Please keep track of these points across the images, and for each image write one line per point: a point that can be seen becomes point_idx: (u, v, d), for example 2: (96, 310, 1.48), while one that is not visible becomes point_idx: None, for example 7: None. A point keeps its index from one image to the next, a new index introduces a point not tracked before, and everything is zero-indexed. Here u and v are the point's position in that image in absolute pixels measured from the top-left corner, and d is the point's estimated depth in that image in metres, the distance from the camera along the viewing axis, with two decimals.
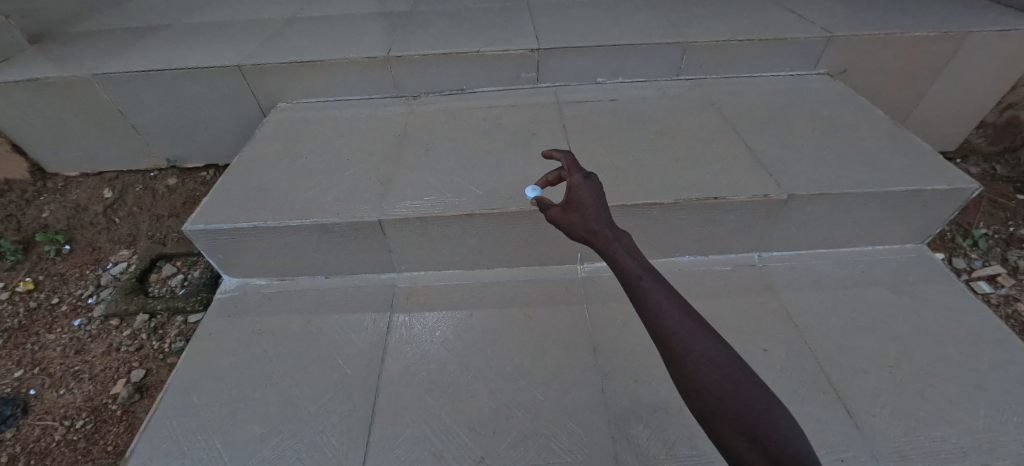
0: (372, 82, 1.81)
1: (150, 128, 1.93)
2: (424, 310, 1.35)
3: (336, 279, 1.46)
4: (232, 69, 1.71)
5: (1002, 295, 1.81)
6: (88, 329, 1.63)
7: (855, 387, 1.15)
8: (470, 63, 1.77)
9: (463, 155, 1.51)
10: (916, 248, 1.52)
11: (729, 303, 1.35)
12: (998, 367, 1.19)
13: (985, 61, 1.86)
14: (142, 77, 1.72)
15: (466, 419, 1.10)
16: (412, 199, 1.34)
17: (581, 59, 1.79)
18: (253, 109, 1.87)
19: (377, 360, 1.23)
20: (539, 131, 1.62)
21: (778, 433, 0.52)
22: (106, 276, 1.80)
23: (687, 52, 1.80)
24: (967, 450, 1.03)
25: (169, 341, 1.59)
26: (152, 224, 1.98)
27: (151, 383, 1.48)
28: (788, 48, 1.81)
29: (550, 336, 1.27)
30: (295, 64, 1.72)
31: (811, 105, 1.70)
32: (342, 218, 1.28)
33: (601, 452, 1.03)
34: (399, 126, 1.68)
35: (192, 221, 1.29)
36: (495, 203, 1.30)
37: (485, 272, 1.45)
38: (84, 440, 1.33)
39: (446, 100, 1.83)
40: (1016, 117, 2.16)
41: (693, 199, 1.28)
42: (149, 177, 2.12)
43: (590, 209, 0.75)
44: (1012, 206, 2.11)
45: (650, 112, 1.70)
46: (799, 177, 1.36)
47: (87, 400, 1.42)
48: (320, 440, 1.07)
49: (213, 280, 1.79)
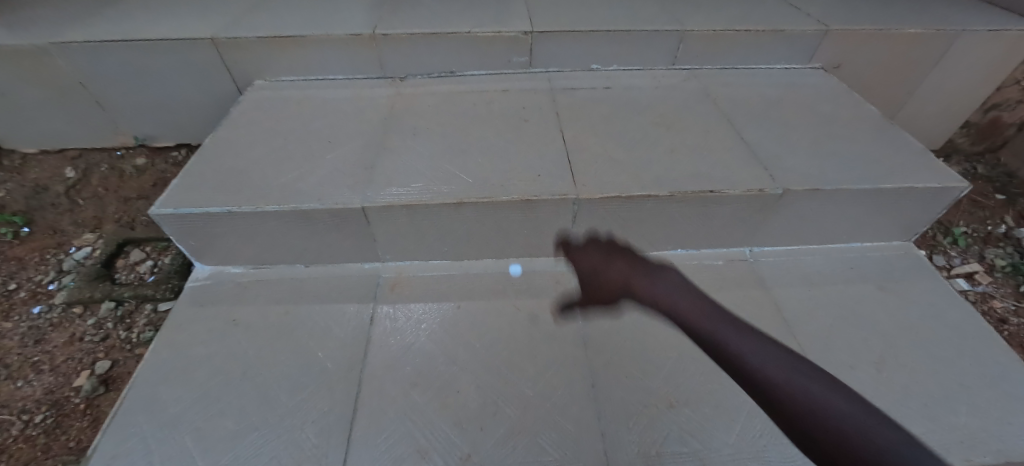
0: (357, 62, 1.72)
1: (116, 103, 1.80)
2: (409, 301, 1.30)
3: (316, 267, 1.39)
4: (206, 42, 1.59)
5: (979, 292, 1.85)
6: (49, 317, 1.54)
7: (842, 383, 1.15)
8: (461, 44, 1.70)
9: (452, 141, 1.45)
10: (903, 245, 1.53)
11: (721, 298, 1.33)
12: (981, 365, 1.20)
13: (975, 60, 1.88)
14: (107, 47, 1.59)
15: (451, 414, 1.06)
16: (398, 185, 1.28)
17: (576, 45, 1.74)
18: (228, 87, 1.76)
19: (359, 353, 1.18)
20: (532, 118, 1.56)
21: (834, 413, 0.65)
22: (69, 261, 1.70)
23: (683, 41, 1.76)
24: (949, 446, 1.04)
25: (138, 331, 1.51)
26: (120, 207, 1.86)
27: (118, 375, 1.40)
28: (784, 40, 1.79)
29: (540, 330, 1.23)
30: (274, 39, 1.61)
31: (806, 100, 1.69)
32: (323, 204, 1.21)
33: (591, 449, 1.01)
34: (384, 108, 1.61)
35: (160, 205, 1.20)
36: (486, 191, 1.25)
37: (474, 263, 1.41)
38: (44, 436, 1.25)
39: (435, 82, 1.76)
40: (997, 118, 2.20)
41: (689, 192, 1.26)
42: (115, 156, 1.99)
43: (622, 269, 0.94)
44: (990, 205, 2.16)
45: (645, 101, 1.65)
46: (795, 172, 1.34)
47: (48, 393, 1.34)
48: (298, 437, 1.02)
49: (184, 267, 1.70)
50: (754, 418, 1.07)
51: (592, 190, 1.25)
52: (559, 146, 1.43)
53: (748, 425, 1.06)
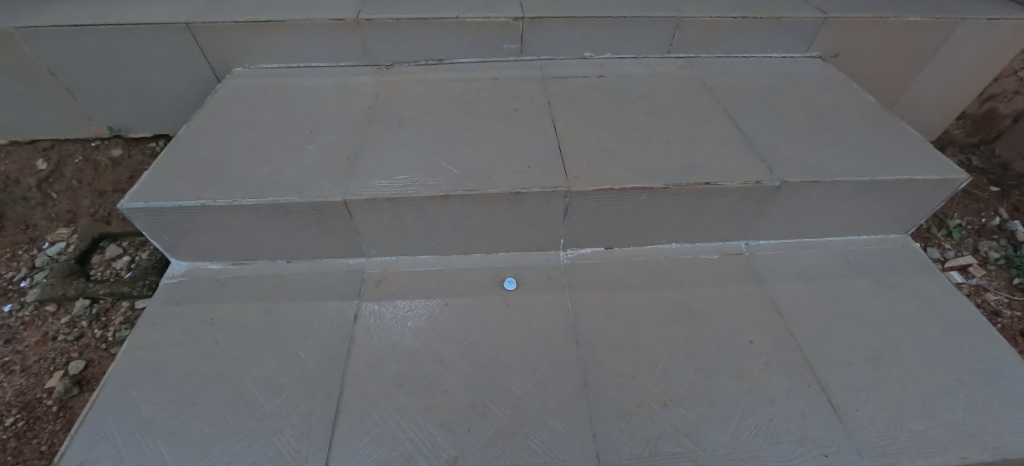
0: (341, 48, 1.65)
1: (86, 92, 1.70)
2: (395, 298, 1.26)
3: (298, 263, 1.34)
4: (180, 27, 1.51)
5: (973, 284, 1.84)
6: (20, 315, 1.48)
7: (839, 380, 1.12)
8: (449, 30, 1.63)
9: (439, 132, 1.39)
10: (900, 238, 1.51)
11: (716, 293, 1.30)
12: (978, 360, 1.18)
13: (974, 50, 1.84)
14: (72, 32, 1.50)
15: (438, 416, 1.03)
16: (382, 177, 1.22)
17: (569, 31, 1.68)
18: (205, 74, 1.68)
19: (343, 353, 1.13)
20: (523, 107, 1.51)
21: None
22: (42, 257, 1.66)
23: (679, 27, 1.70)
24: (947, 444, 1.02)
25: (113, 329, 1.45)
26: (95, 201, 1.81)
27: (93, 376, 1.34)
28: (782, 28, 1.74)
29: (530, 327, 1.20)
30: (252, 23, 1.54)
31: (804, 89, 1.65)
32: (303, 197, 1.16)
33: (582, 450, 0.97)
34: (369, 96, 1.55)
35: (129, 198, 1.14)
36: (474, 183, 1.20)
37: (462, 257, 1.36)
38: (14, 440, 1.20)
39: (422, 70, 1.70)
40: (994, 109, 2.19)
41: (684, 184, 1.22)
42: (89, 147, 1.87)
43: None
44: (984, 197, 2.15)
45: (639, 90, 1.61)
46: (793, 163, 1.31)
47: (19, 395, 1.29)
48: (277, 441, 0.98)
49: (163, 263, 1.64)
50: (749, 417, 1.04)
51: (585, 182, 1.21)
52: (550, 137, 1.38)
53: (743, 424, 1.03)
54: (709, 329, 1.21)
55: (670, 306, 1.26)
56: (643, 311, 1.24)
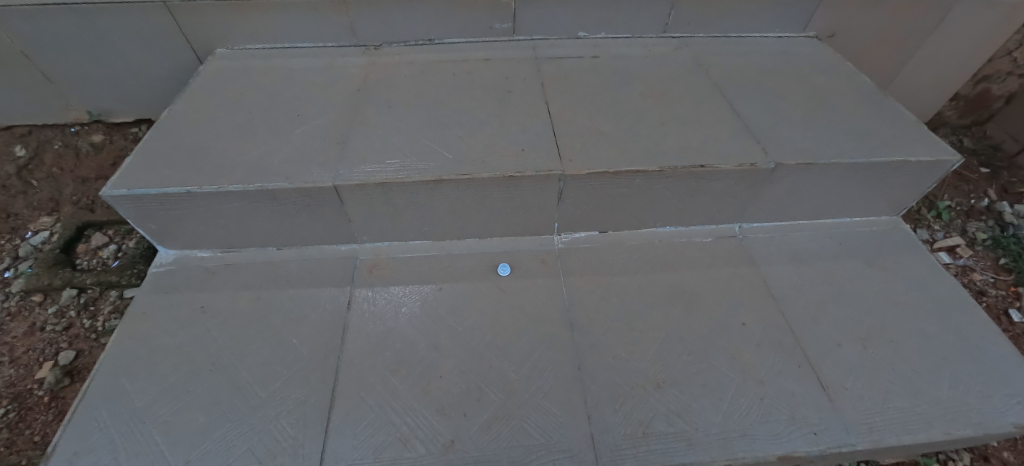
0: (327, 28, 1.60)
1: (63, 75, 1.63)
2: (389, 284, 1.25)
3: (288, 250, 1.32)
4: (157, 5, 1.45)
5: (960, 265, 1.87)
6: (6, 306, 1.46)
7: (830, 360, 1.14)
8: (439, 10, 1.58)
9: (431, 115, 1.36)
10: (891, 220, 1.52)
11: (709, 276, 1.31)
12: (964, 339, 1.21)
13: (970, 30, 1.83)
14: (43, 11, 1.43)
15: (434, 401, 1.03)
16: (373, 162, 1.20)
17: (562, 10, 1.64)
18: (186, 56, 1.63)
19: (336, 340, 1.13)
20: (515, 89, 1.48)
21: None
22: (25, 247, 1.62)
23: (674, 7, 1.67)
24: (932, 420, 1.05)
25: (102, 319, 1.43)
26: (77, 188, 1.77)
27: (83, 366, 1.33)
28: (779, 7, 1.71)
29: (525, 312, 1.20)
30: (233, 1, 1.47)
31: (800, 70, 1.63)
32: (291, 182, 1.13)
33: (578, 432, 0.98)
34: (358, 78, 1.50)
35: (112, 186, 1.11)
36: (466, 168, 1.18)
37: (455, 243, 1.35)
38: (6, 431, 1.19)
39: (412, 51, 1.65)
40: (987, 90, 2.19)
41: (679, 167, 1.20)
42: (69, 132, 1.82)
43: None
44: (974, 178, 2.17)
45: (634, 71, 1.58)
46: (788, 145, 1.30)
47: (8, 386, 1.27)
48: (273, 428, 0.98)
49: (151, 251, 1.62)
50: (741, 397, 1.06)
51: (580, 165, 1.19)
52: (544, 120, 1.35)
53: (736, 404, 1.04)
54: (702, 311, 1.22)
55: (664, 289, 1.27)
56: (637, 294, 1.25)
